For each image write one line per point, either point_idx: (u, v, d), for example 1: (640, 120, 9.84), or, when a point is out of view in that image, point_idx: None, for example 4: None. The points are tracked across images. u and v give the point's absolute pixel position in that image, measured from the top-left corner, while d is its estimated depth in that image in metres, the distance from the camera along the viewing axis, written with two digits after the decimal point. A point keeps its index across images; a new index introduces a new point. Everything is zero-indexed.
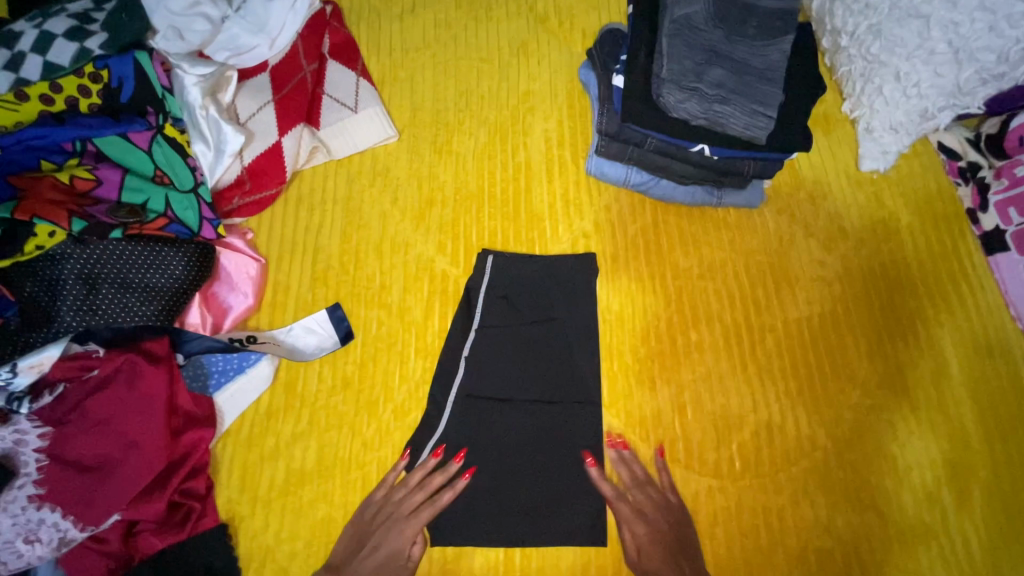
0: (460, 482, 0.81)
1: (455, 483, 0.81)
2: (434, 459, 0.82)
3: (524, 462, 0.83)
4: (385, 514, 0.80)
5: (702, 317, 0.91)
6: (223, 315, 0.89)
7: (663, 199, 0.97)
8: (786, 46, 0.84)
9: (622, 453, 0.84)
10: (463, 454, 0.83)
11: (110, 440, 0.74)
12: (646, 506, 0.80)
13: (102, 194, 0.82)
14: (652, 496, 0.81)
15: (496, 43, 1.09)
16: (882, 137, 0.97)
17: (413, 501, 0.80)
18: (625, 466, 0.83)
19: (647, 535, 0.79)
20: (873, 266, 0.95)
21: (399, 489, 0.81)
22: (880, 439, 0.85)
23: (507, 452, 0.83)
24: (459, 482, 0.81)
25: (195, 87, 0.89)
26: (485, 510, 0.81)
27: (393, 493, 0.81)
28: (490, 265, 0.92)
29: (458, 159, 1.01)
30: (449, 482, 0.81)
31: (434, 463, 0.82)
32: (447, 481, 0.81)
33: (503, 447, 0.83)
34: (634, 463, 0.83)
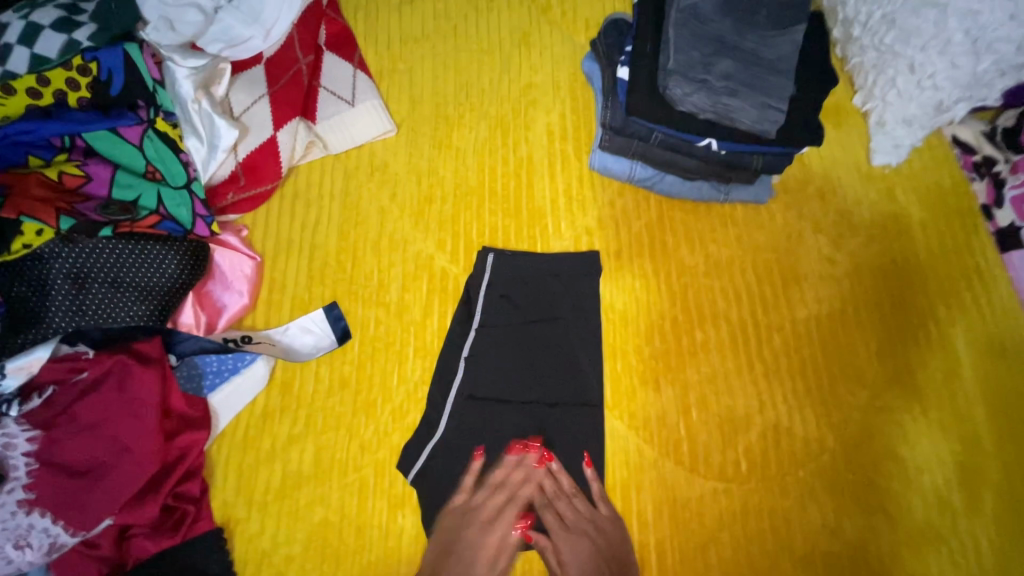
0: (539, 474, 0.81)
1: (531, 470, 0.81)
2: (514, 458, 0.81)
3: (525, 465, 0.81)
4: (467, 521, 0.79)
5: (708, 316, 0.89)
6: (217, 314, 0.87)
7: (668, 195, 0.95)
8: (799, 36, 0.80)
9: (547, 465, 0.81)
10: (536, 442, 0.82)
11: (101, 444, 0.72)
12: (571, 521, 0.79)
13: (92, 190, 0.80)
14: (581, 513, 0.79)
15: (497, 35, 1.06)
16: (895, 131, 0.95)
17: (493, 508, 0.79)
18: (550, 478, 0.81)
19: (625, 546, 0.78)
20: (884, 263, 0.92)
21: (482, 491, 0.80)
22: (890, 441, 0.83)
23: (508, 454, 0.81)
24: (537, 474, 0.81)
25: (188, 81, 0.86)
26: (485, 513, 0.79)
27: (473, 499, 0.80)
28: (491, 262, 0.90)
29: (458, 154, 0.98)
30: (528, 472, 0.81)
31: (513, 460, 0.81)
32: (527, 473, 0.81)
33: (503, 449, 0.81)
34: (561, 478, 0.81)
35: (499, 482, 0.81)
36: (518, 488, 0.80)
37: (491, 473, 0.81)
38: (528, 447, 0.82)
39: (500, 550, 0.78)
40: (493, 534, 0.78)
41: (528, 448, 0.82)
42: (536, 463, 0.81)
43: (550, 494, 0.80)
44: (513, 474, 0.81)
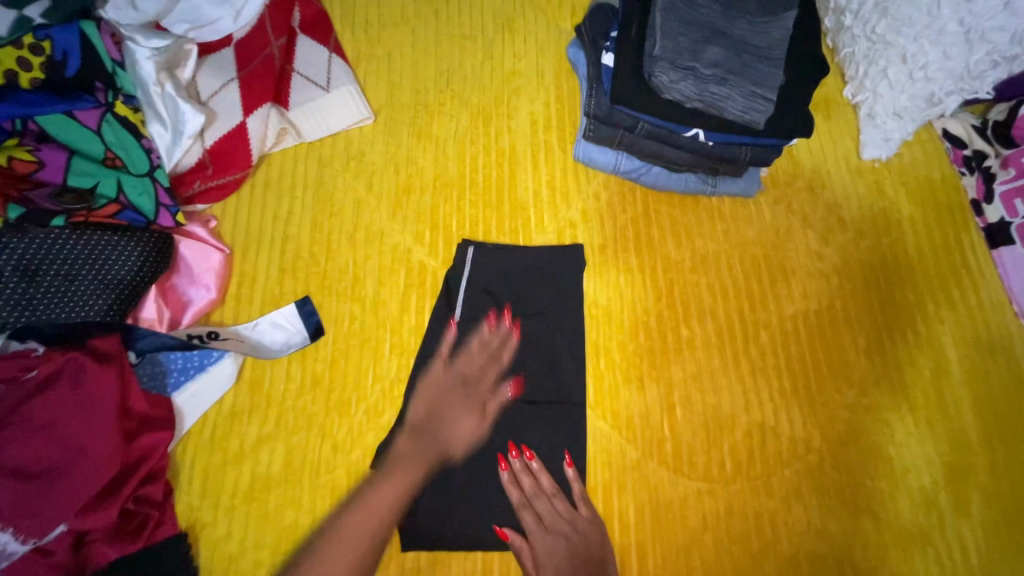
0: (511, 336, 0.82)
1: (505, 334, 0.82)
2: (490, 324, 0.82)
3: (500, 333, 0.82)
4: (451, 379, 0.76)
5: (694, 312, 0.86)
6: (182, 309, 0.83)
7: (654, 187, 0.92)
8: (789, 23, 0.77)
9: (527, 463, 0.78)
10: (508, 310, 0.84)
11: (55, 446, 0.68)
12: (549, 520, 0.74)
13: (44, 177, 0.74)
14: (561, 512, 0.75)
15: (480, 20, 1.02)
16: (885, 124, 0.93)
17: (474, 365, 0.78)
18: (530, 476, 0.77)
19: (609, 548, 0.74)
20: (873, 259, 0.90)
21: (460, 358, 0.79)
22: (877, 440, 0.82)
23: (484, 322, 0.83)
24: (511, 336, 0.82)
25: (149, 62, 0.80)
26: (469, 371, 0.78)
27: (454, 361, 0.78)
28: (470, 256, 0.86)
29: (438, 143, 0.95)
30: (503, 337, 0.82)
31: (488, 327, 0.82)
32: (502, 336, 0.82)
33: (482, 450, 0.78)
34: (542, 476, 0.77)
35: (479, 344, 0.80)
36: (492, 367, 0.79)
37: (467, 340, 0.81)
38: (501, 315, 0.83)
39: (488, 406, 0.76)
40: (480, 390, 0.77)
41: (502, 317, 0.83)
42: (509, 329, 0.82)
43: (529, 491, 0.76)
44: (488, 356, 0.80)
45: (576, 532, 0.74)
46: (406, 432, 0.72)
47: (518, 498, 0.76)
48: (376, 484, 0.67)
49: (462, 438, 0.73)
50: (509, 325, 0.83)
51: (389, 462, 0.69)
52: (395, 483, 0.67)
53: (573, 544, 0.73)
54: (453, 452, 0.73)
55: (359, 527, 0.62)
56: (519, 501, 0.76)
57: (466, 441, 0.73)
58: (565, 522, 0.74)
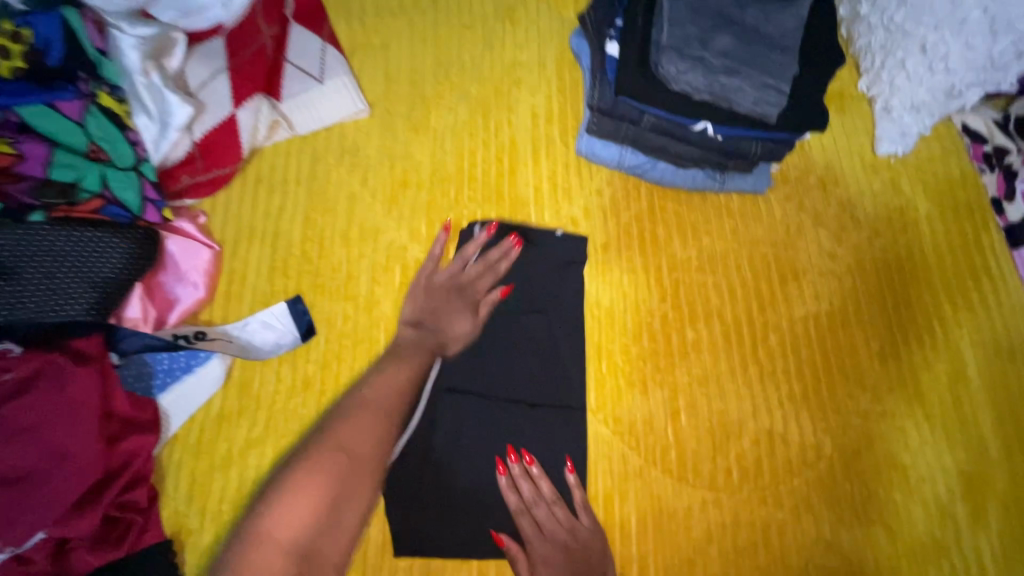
0: (512, 250, 0.82)
1: (505, 247, 0.82)
2: (487, 234, 0.83)
3: (501, 247, 0.82)
4: (449, 281, 0.79)
5: (701, 313, 0.83)
6: (169, 308, 0.80)
7: (660, 183, 0.88)
8: (804, 11, 0.73)
9: (527, 468, 0.74)
10: (515, 236, 0.83)
11: (33, 451, 0.65)
12: (547, 527, 0.71)
13: (24, 169, 0.71)
14: (560, 519, 0.72)
15: (480, 9, 0.99)
16: (902, 118, 0.89)
17: (470, 269, 0.80)
18: (529, 481, 0.74)
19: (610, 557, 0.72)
20: (888, 258, 0.87)
21: (457, 261, 0.81)
22: (891, 448, 0.78)
23: (484, 232, 0.83)
24: (511, 251, 0.82)
25: (134, 51, 0.77)
26: (466, 275, 0.80)
27: (453, 267, 0.80)
28: (482, 242, 0.83)
29: (435, 136, 0.91)
30: (501, 249, 0.82)
31: (487, 237, 0.83)
32: (500, 249, 0.82)
33: (478, 455, 0.75)
34: (541, 482, 0.74)
35: (476, 255, 0.81)
36: (488, 275, 0.80)
37: (464, 249, 0.82)
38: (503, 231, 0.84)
39: (480, 308, 0.79)
40: (472, 293, 0.79)
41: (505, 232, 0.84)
42: (512, 243, 0.82)
43: (528, 498, 0.73)
44: (484, 264, 0.81)
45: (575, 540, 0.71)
46: (408, 330, 0.76)
47: (516, 504, 0.73)
48: (381, 371, 0.68)
49: (456, 337, 0.76)
50: (512, 244, 0.82)
51: (395, 353, 0.72)
52: (401, 371, 0.69)
53: (571, 551, 0.70)
54: (450, 346, 0.76)
55: (368, 406, 0.63)
56: (518, 507, 0.72)
57: (458, 339, 0.77)
58: (563, 530, 0.71)
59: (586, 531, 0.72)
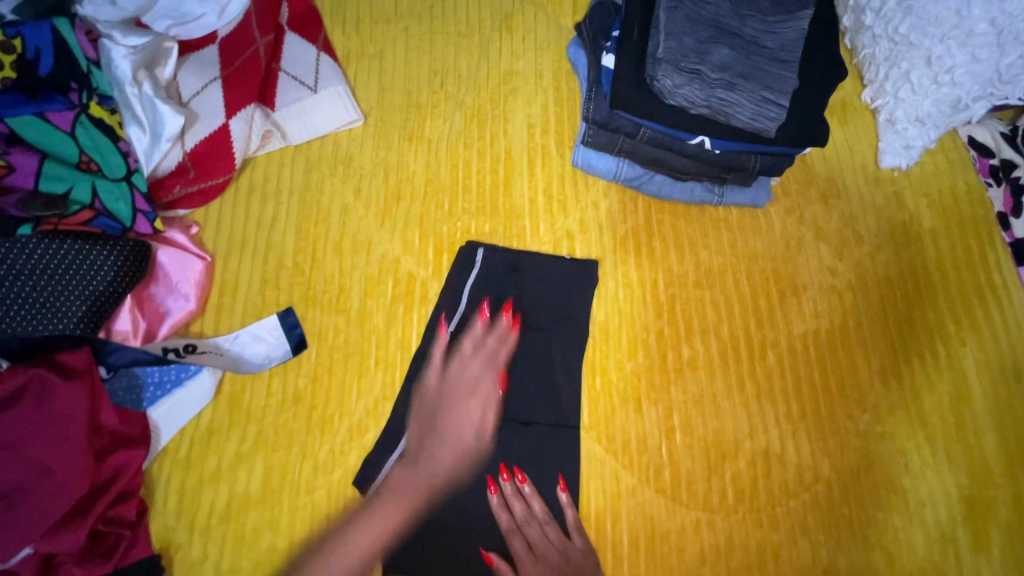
0: (509, 334, 0.80)
1: (502, 329, 0.80)
2: (482, 320, 0.80)
3: (497, 330, 0.80)
4: (446, 392, 0.78)
5: (697, 330, 0.82)
6: (159, 320, 0.79)
7: (657, 196, 0.87)
8: (804, 23, 0.72)
9: (517, 488, 0.74)
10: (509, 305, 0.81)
11: (20, 465, 0.65)
12: (540, 549, 0.71)
13: (14, 181, 0.71)
14: (552, 541, 0.72)
15: (476, 16, 0.97)
16: (905, 130, 0.88)
17: (469, 369, 0.78)
18: (521, 500, 0.73)
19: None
20: (891, 274, 0.85)
21: (455, 363, 0.78)
22: (890, 471, 0.77)
23: (478, 318, 0.80)
24: (509, 336, 0.80)
25: (126, 61, 0.77)
26: (466, 381, 0.78)
27: (449, 369, 0.78)
28: (480, 258, 0.83)
29: (430, 146, 0.90)
30: (499, 332, 0.80)
31: (482, 325, 0.80)
32: (497, 333, 0.80)
33: (467, 473, 0.74)
34: (534, 502, 0.73)
35: (474, 348, 0.79)
36: (487, 374, 0.78)
37: (460, 343, 0.79)
38: (497, 311, 0.81)
39: (486, 414, 0.76)
40: (472, 398, 0.77)
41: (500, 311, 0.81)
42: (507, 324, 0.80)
43: (519, 518, 0.72)
44: (483, 361, 0.79)
45: (568, 560, 0.71)
46: (401, 463, 0.74)
47: (507, 524, 0.72)
48: (381, 513, 0.72)
49: (447, 464, 0.74)
50: (507, 326, 0.80)
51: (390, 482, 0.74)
52: (390, 512, 0.72)
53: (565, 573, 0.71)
54: (442, 480, 0.73)
55: (396, 491, 0.73)
56: (510, 527, 0.72)
57: (457, 456, 0.74)
58: (556, 552, 0.71)
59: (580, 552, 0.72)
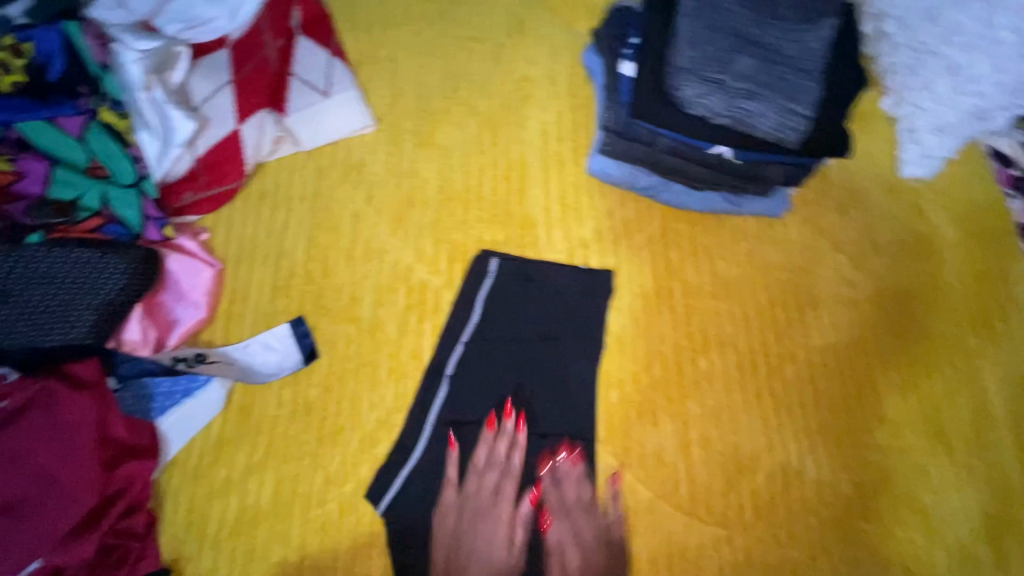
0: (519, 436, 0.75)
1: (516, 436, 0.75)
2: (490, 430, 0.75)
3: (505, 436, 0.75)
4: (467, 513, 0.72)
5: (714, 342, 0.80)
6: (169, 329, 0.78)
7: (673, 206, 0.86)
8: (828, 31, 0.70)
9: (566, 472, 0.74)
10: (512, 406, 0.76)
11: (27, 477, 0.64)
12: (580, 534, 0.72)
13: (25, 188, 0.71)
14: (592, 527, 0.72)
15: (490, 21, 0.96)
16: (925, 139, 0.86)
17: (488, 489, 0.73)
18: (569, 484, 0.74)
19: None
20: (910, 287, 0.84)
21: (470, 479, 0.73)
22: (911, 489, 0.75)
23: (484, 431, 0.75)
24: (518, 437, 0.75)
25: (137, 66, 0.74)
26: (484, 501, 0.72)
27: (465, 489, 0.73)
28: (495, 267, 0.82)
29: (442, 153, 0.89)
30: (509, 439, 0.75)
31: (490, 434, 0.75)
32: (508, 440, 0.75)
33: (482, 488, 0.73)
34: (580, 487, 0.74)
35: (486, 463, 0.74)
36: (507, 485, 0.73)
37: (471, 457, 0.74)
38: (500, 416, 0.76)
39: (515, 535, 0.71)
40: (497, 515, 0.72)
41: (502, 416, 0.76)
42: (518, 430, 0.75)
43: (565, 500, 0.73)
44: (497, 473, 0.73)
45: (603, 548, 0.72)
46: None
47: (554, 505, 0.73)
48: None
49: None
50: (515, 427, 0.75)
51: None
52: None
53: (598, 559, 0.71)
54: None
55: None
56: (552, 510, 0.73)
57: None
58: (593, 540, 0.72)
59: (615, 542, 0.72)
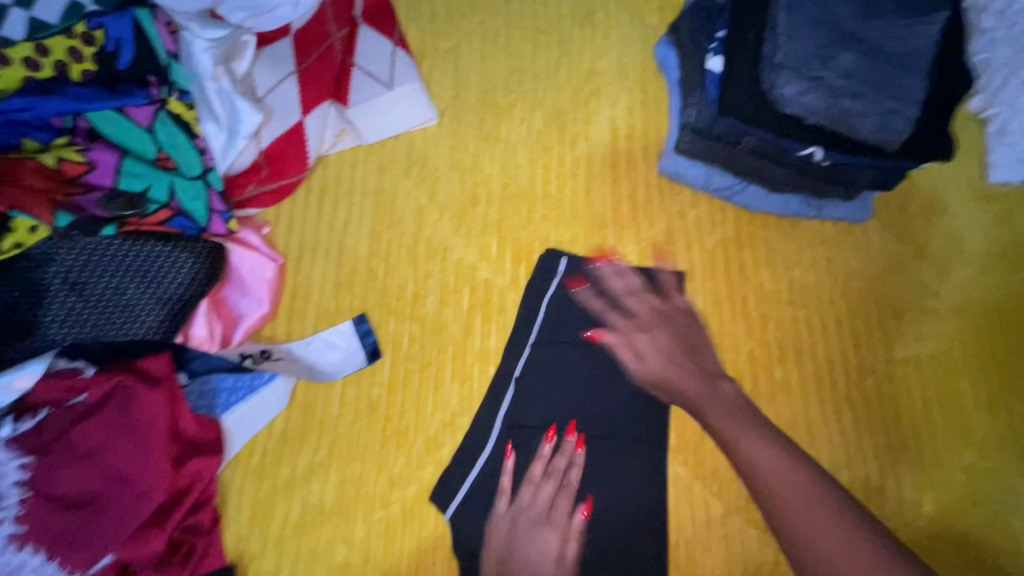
0: (578, 451, 0.71)
1: (574, 456, 0.71)
2: (549, 444, 0.72)
3: (563, 451, 0.71)
4: (518, 521, 0.67)
5: (791, 352, 0.77)
6: (234, 324, 0.77)
7: (747, 208, 0.82)
8: (937, 27, 0.66)
9: (598, 274, 0.77)
10: (569, 424, 0.73)
11: (101, 472, 0.64)
12: (644, 317, 0.71)
13: (96, 179, 0.69)
14: (651, 306, 0.72)
15: (556, 12, 0.93)
16: (1018, 144, 0.82)
17: (542, 500, 0.68)
18: (612, 279, 0.75)
19: None
20: (999, 298, 0.79)
21: (524, 491, 0.69)
22: (999, 510, 0.72)
23: (542, 443, 0.72)
24: (576, 451, 0.71)
25: (206, 55, 0.72)
26: (536, 513, 0.68)
27: (518, 499, 0.69)
28: (563, 267, 0.80)
29: (507, 148, 0.86)
30: (567, 453, 0.71)
31: (548, 447, 0.72)
32: (565, 452, 0.71)
33: (537, 500, 0.68)
34: (617, 277, 0.75)
35: (544, 474, 0.70)
36: (563, 500, 0.69)
37: (528, 471, 0.70)
38: (562, 432, 0.73)
39: (564, 552, 0.66)
40: (547, 530, 0.67)
41: (562, 434, 0.73)
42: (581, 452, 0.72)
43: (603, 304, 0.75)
44: (555, 486, 0.69)
45: (669, 317, 0.71)
46: None
47: (599, 305, 0.75)
48: None
49: None
50: (573, 444, 0.72)
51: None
52: None
53: (671, 324, 0.71)
54: None
55: None
56: (602, 313, 0.74)
57: None
58: (651, 307, 0.72)
59: (677, 305, 0.72)
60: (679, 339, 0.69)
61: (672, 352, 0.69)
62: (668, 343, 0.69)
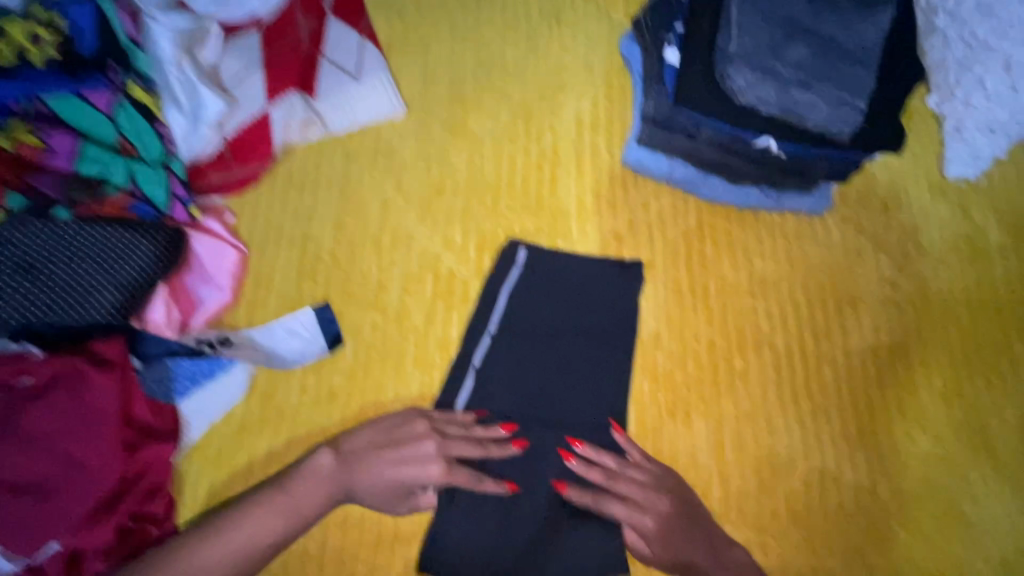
0: (512, 451, 0.71)
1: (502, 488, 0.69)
2: (504, 430, 0.72)
3: (504, 449, 0.71)
4: (424, 436, 0.69)
5: (751, 341, 0.78)
6: (193, 311, 0.77)
7: (710, 200, 0.83)
8: (886, 18, 0.68)
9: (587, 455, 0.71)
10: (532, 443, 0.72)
11: (47, 457, 0.63)
12: (642, 498, 0.68)
13: (52, 163, 0.69)
14: (641, 481, 0.69)
15: (524, 8, 0.94)
16: (974, 139, 0.83)
17: (461, 451, 0.69)
18: (598, 468, 0.70)
19: None
20: (953, 289, 0.81)
21: (453, 431, 0.70)
22: (953, 497, 0.73)
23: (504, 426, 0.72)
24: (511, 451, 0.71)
25: (168, 42, 0.73)
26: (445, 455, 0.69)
27: (447, 435, 0.70)
28: (523, 256, 0.80)
29: (473, 140, 0.87)
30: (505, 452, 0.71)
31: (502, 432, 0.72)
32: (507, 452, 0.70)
33: (460, 447, 0.69)
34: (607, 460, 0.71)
35: (477, 451, 0.70)
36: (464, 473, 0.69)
37: (476, 428, 0.71)
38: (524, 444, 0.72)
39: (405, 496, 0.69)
40: (422, 472, 0.68)
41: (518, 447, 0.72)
42: (504, 492, 0.70)
43: (608, 481, 0.69)
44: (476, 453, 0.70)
45: (666, 493, 0.69)
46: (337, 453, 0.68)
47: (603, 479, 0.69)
48: (266, 507, 0.63)
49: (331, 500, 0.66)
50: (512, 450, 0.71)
51: (265, 494, 0.64)
52: (286, 504, 0.64)
53: (678, 510, 0.69)
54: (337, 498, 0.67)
55: (293, 492, 0.65)
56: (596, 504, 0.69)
57: (358, 488, 0.67)
58: (652, 485, 0.69)
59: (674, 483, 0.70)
60: (690, 526, 0.68)
61: (681, 536, 0.68)
62: (677, 528, 0.68)
